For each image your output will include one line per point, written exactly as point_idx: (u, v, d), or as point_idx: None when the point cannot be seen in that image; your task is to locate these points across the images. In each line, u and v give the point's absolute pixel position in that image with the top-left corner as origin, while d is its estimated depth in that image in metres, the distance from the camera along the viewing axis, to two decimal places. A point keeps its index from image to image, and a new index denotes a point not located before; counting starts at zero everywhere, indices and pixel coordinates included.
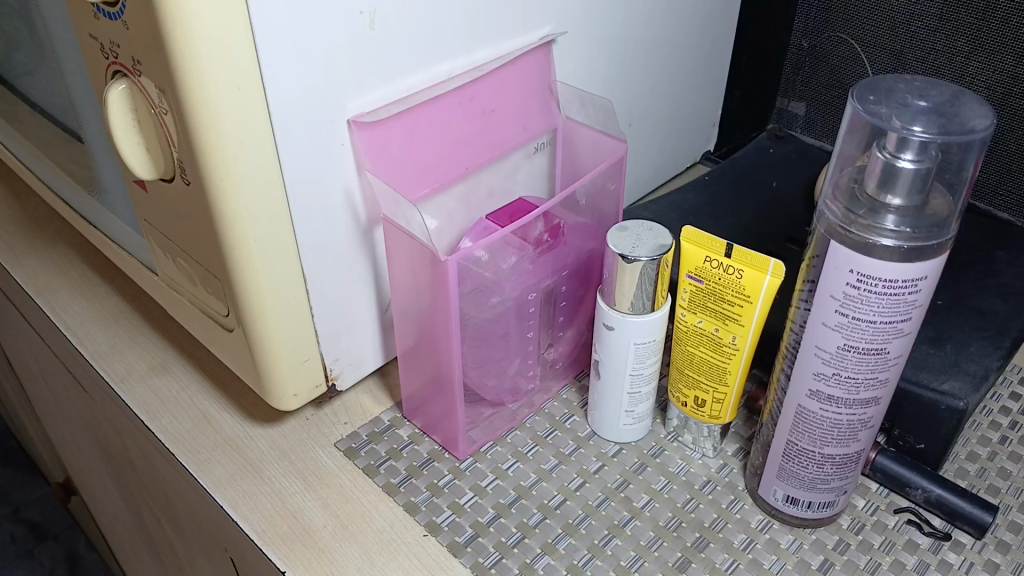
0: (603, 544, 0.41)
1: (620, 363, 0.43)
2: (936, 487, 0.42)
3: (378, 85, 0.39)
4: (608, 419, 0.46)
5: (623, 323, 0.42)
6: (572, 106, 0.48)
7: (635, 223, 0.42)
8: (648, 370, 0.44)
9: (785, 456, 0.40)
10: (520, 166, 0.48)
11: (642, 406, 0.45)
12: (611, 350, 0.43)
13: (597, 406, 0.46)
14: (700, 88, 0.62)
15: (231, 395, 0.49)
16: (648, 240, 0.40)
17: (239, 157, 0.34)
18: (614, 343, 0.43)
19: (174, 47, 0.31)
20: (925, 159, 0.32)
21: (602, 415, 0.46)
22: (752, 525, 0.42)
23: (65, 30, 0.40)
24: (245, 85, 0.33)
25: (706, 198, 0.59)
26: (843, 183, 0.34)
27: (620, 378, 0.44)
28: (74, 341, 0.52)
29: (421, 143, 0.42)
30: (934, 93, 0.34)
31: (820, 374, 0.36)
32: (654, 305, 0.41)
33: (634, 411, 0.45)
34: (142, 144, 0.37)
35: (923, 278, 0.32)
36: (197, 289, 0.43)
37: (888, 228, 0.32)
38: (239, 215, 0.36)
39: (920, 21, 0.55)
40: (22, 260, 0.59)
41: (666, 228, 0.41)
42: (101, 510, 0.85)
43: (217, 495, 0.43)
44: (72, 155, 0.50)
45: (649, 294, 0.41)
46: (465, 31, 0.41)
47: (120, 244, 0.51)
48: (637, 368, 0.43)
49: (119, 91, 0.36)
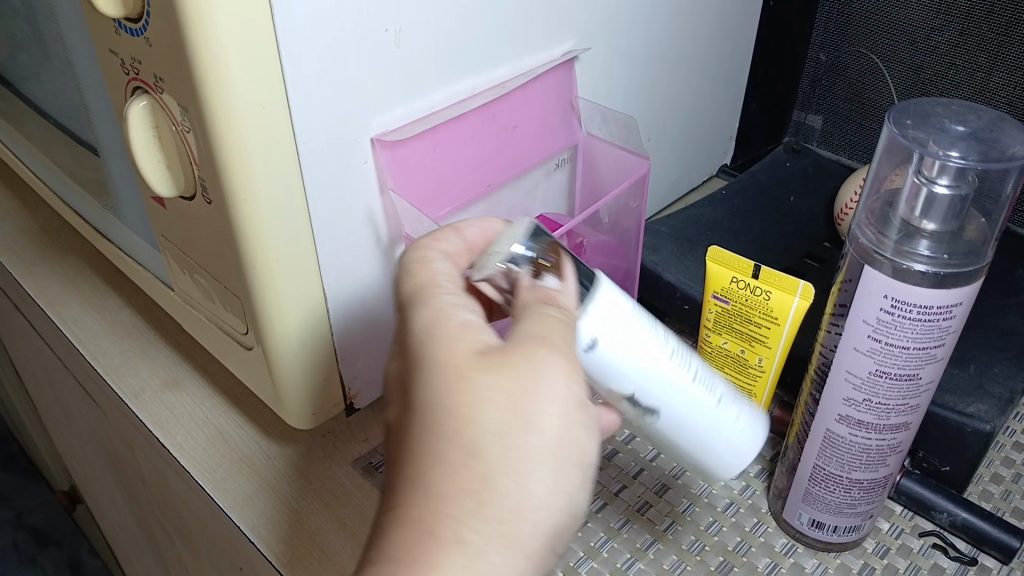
0: (625, 568, 0.41)
1: (685, 387, 0.35)
2: (963, 511, 0.41)
3: (403, 102, 0.38)
4: (728, 458, 0.37)
5: (631, 375, 0.34)
6: (594, 123, 0.48)
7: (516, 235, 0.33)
8: (677, 344, 0.35)
9: (811, 480, 0.40)
10: (541, 183, 0.48)
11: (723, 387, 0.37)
12: (670, 405, 0.35)
13: (715, 453, 0.37)
14: (719, 100, 0.61)
15: (247, 412, 0.49)
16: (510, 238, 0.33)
17: (262, 177, 0.34)
18: (657, 393, 0.34)
19: (201, 67, 0.30)
20: (962, 184, 0.31)
21: (724, 454, 0.37)
22: (776, 549, 0.42)
23: (82, 43, 0.40)
24: (269, 102, 0.32)
25: (723, 213, 0.58)
26: (876, 208, 0.34)
27: (702, 397, 0.35)
28: (86, 354, 0.52)
29: (444, 160, 0.41)
30: (973, 117, 0.33)
31: (850, 400, 0.36)
32: (561, 275, 0.32)
33: (732, 406, 0.37)
34: (163, 160, 0.37)
35: (958, 304, 0.32)
36: (215, 307, 0.43)
37: (922, 253, 0.31)
38: (260, 234, 0.35)
39: (941, 36, 0.54)
40: (33, 271, 0.58)
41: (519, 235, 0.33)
42: (107, 519, 0.85)
43: (234, 515, 0.43)
44: (85, 167, 0.49)
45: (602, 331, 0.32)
46: (489, 47, 0.41)
47: (133, 257, 0.50)
48: (692, 371, 0.35)
49: (139, 108, 0.35)
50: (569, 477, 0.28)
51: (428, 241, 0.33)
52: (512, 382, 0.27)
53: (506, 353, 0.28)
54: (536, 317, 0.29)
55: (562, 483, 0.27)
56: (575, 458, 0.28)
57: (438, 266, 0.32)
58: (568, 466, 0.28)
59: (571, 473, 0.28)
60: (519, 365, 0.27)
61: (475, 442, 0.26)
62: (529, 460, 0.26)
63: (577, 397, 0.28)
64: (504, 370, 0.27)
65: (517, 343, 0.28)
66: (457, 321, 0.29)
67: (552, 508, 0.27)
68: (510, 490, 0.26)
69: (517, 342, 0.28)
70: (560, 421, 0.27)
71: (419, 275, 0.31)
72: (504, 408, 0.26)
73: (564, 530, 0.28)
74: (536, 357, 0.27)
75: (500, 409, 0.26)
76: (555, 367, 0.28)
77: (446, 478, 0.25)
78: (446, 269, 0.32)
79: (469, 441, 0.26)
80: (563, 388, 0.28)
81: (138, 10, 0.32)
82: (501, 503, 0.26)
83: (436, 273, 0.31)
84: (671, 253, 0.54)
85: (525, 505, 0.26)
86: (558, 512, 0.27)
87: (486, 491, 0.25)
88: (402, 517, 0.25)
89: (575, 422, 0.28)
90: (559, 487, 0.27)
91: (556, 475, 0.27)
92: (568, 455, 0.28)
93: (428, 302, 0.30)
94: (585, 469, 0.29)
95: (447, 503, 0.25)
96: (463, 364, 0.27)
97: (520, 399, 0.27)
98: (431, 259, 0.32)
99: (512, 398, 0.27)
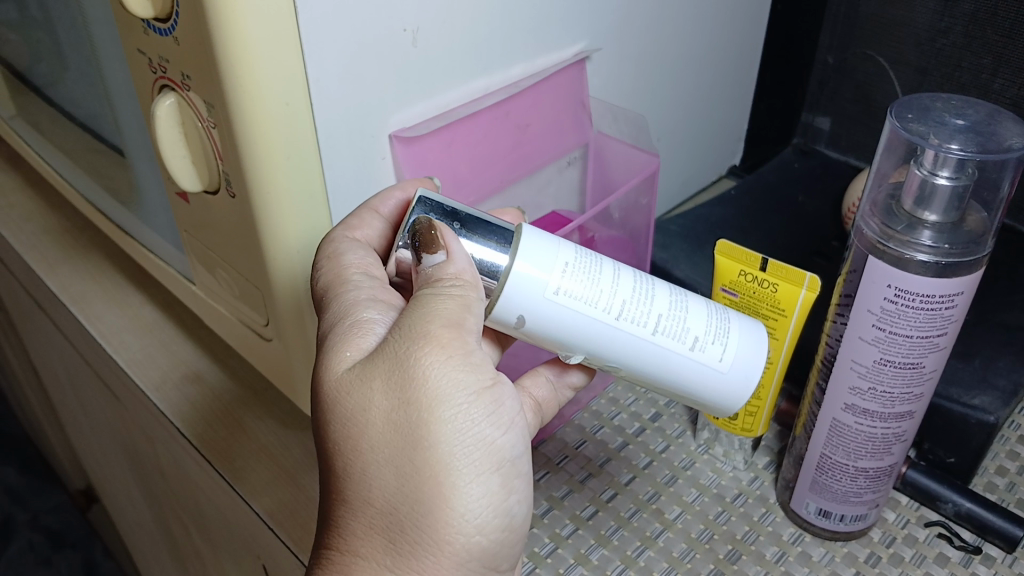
0: (635, 555, 0.42)
1: (637, 341, 0.34)
2: (967, 501, 0.42)
3: (419, 100, 0.40)
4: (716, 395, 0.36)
5: (573, 337, 0.33)
6: (605, 121, 0.49)
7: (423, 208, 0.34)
8: (623, 295, 0.34)
9: (818, 469, 0.41)
10: (552, 180, 0.49)
11: (698, 332, 0.35)
12: (628, 359, 0.34)
13: (703, 397, 0.36)
14: (727, 101, 0.62)
15: (266, 404, 0.50)
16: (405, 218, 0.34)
17: (285, 172, 0.35)
18: (607, 351, 0.34)
19: (227, 65, 0.31)
20: (962, 176, 0.32)
21: (714, 397, 0.36)
22: (784, 538, 0.43)
23: (110, 44, 0.41)
24: (292, 99, 0.34)
25: (732, 212, 0.59)
26: (880, 199, 0.35)
27: (668, 349, 0.34)
28: (110, 349, 0.53)
29: (458, 157, 0.43)
30: (971, 111, 0.34)
31: (856, 388, 0.37)
32: (442, 246, 0.32)
33: (712, 351, 0.35)
34: (189, 155, 0.38)
35: (960, 293, 0.32)
36: (236, 301, 0.44)
37: (924, 243, 0.32)
38: (282, 227, 0.37)
39: (946, 37, 0.54)
40: (57, 269, 0.60)
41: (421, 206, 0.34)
42: (124, 517, 0.86)
43: (253, 503, 0.44)
44: (108, 166, 0.50)
45: (521, 305, 0.32)
46: (503, 47, 0.42)
47: (154, 254, 0.51)
48: (647, 323, 0.34)
49: (166, 105, 0.36)
50: (481, 476, 0.30)
51: (343, 230, 0.35)
52: (388, 399, 0.28)
53: (373, 363, 0.29)
54: (418, 305, 0.30)
55: (472, 482, 0.29)
56: (481, 453, 0.30)
57: (348, 259, 0.34)
58: (474, 463, 0.29)
59: (481, 468, 0.30)
60: (389, 376, 0.29)
61: (365, 471, 0.29)
62: (422, 475, 0.28)
63: (462, 387, 0.29)
64: (377, 388, 0.29)
65: (385, 348, 0.29)
66: (354, 332, 0.31)
67: (470, 507, 0.29)
68: (409, 510, 0.28)
69: (385, 345, 0.29)
70: (445, 424, 0.29)
71: (328, 275, 0.34)
72: (385, 431, 0.28)
73: (495, 521, 0.30)
74: (406, 364, 0.29)
75: (382, 434, 0.28)
76: (429, 366, 0.29)
77: (349, 511, 0.29)
78: (356, 260, 0.34)
79: (361, 472, 0.29)
80: (440, 385, 0.29)
81: (168, 10, 0.34)
82: (408, 526, 0.28)
83: (345, 269, 0.34)
84: (680, 250, 0.55)
85: (431, 519, 0.28)
86: (479, 508, 0.30)
87: (386, 519, 0.28)
88: (326, 553, 0.29)
89: (469, 419, 0.29)
90: (470, 487, 0.29)
91: (463, 475, 0.29)
92: (471, 454, 0.29)
93: (330, 312, 0.32)
94: (497, 458, 0.30)
95: (354, 535, 0.29)
96: (340, 385, 0.29)
97: (397, 413, 0.28)
98: (341, 251, 0.34)
99: (390, 416, 0.28)
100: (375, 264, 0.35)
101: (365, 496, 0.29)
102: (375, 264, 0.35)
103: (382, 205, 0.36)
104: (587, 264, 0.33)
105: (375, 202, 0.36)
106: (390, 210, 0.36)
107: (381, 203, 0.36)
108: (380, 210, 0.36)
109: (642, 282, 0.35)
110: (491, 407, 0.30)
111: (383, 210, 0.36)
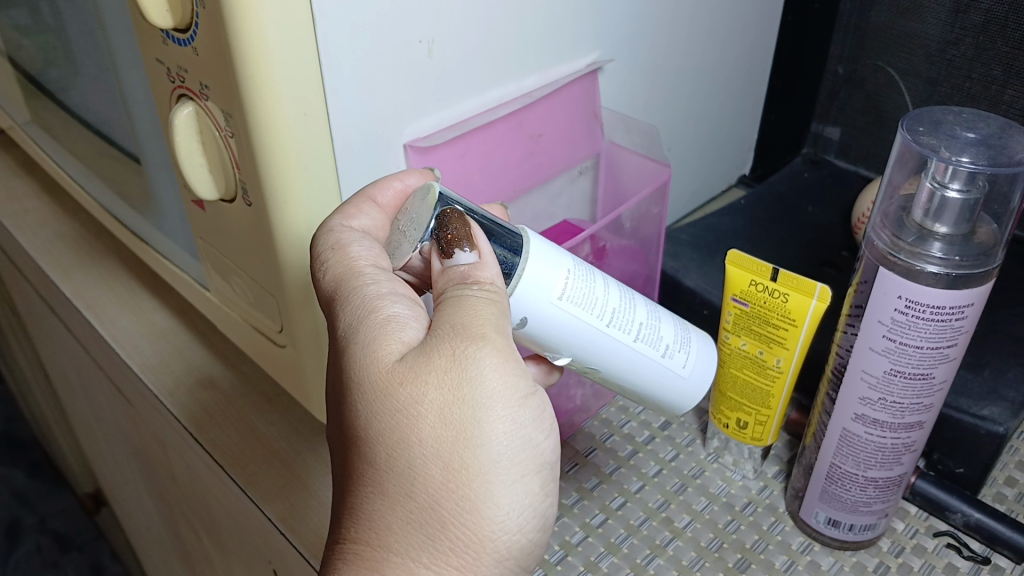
0: (645, 563, 0.42)
1: (621, 348, 0.36)
2: (976, 511, 0.42)
3: (434, 110, 0.40)
4: (688, 398, 0.39)
5: (567, 343, 0.35)
6: (616, 131, 0.50)
7: (422, 202, 0.33)
8: (613, 304, 0.35)
9: (828, 478, 0.41)
10: (564, 190, 0.50)
11: (668, 340, 0.38)
12: (609, 364, 0.36)
13: (663, 401, 0.39)
14: (737, 111, 0.62)
15: (278, 410, 0.50)
16: (419, 212, 0.33)
17: (302, 180, 0.35)
18: (596, 356, 0.36)
19: (246, 75, 0.32)
20: (973, 189, 0.33)
21: (672, 402, 0.39)
22: (793, 547, 0.43)
23: (129, 53, 0.41)
24: (310, 109, 0.34)
25: (741, 222, 0.59)
26: (891, 212, 0.35)
27: (645, 355, 0.37)
28: (123, 354, 0.53)
29: (472, 167, 0.43)
30: (982, 125, 0.35)
31: (866, 399, 0.37)
32: (474, 246, 0.31)
33: (677, 358, 0.38)
34: (206, 164, 0.38)
35: (970, 304, 0.33)
36: (249, 307, 0.44)
37: (934, 255, 0.33)
38: (299, 233, 0.37)
39: (956, 49, 0.54)
40: (71, 274, 0.60)
41: (429, 198, 0.33)
42: (132, 520, 0.87)
43: (266, 507, 0.44)
44: (122, 173, 0.51)
45: (529, 309, 0.33)
46: (518, 58, 0.43)
47: (168, 260, 0.52)
48: (631, 331, 0.36)
49: (185, 114, 0.37)
50: (525, 482, 0.29)
51: (339, 219, 0.35)
52: (444, 394, 0.28)
53: (427, 357, 0.29)
54: (456, 305, 0.30)
55: (518, 490, 0.29)
56: (530, 462, 0.30)
57: (356, 251, 0.33)
58: (522, 472, 0.29)
59: (527, 478, 0.30)
60: (446, 370, 0.28)
61: (413, 467, 0.28)
62: (475, 475, 0.28)
63: (515, 390, 0.29)
64: (431, 383, 0.28)
65: (439, 340, 0.29)
66: (390, 328, 0.30)
67: (514, 514, 0.29)
68: (456, 512, 0.28)
69: (437, 337, 0.29)
70: (499, 426, 0.29)
71: (338, 265, 0.33)
72: (438, 426, 0.28)
73: (534, 534, 0.30)
74: (463, 360, 0.28)
75: (434, 430, 0.28)
76: (486, 365, 0.29)
77: (388, 504, 0.28)
78: (365, 252, 0.33)
79: (407, 466, 0.28)
80: (492, 384, 0.29)
81: (188, 21, 0.34)
82: (452, 525, 0.28)
83: (356, 260, 0.33)
84: (690, 260, 0.56)
85: (477, 523, 0.28)
86: (522, 516, 0.29)
87: (430, 517, 0.28)
88: (352, 547, 0.28)
89: (522, 424, 0.29)
90: (515, 492, 0.29)
91: (512, 482, 0.29)
92: (520, 461, 0.29)
93: (354, 304, 0.31)
94: (542, 469, 0.30)
95: (391, 530, 0.28)
96: (390, 376, 0.29)
97: (452, 408, 0.28)
98: (346, 242, 0.33)
99: (444, 412, 0.28)
100: (382, 255, 0.34)
101: (408, 489, 0.28)
102: (382, 257, 0.34)
103: (379, 194, 0.36)
104: (585, 273, 0.35)
105: (373, 190, 0.36)
106: (388, 200, 0.36)
107: (378, 192, 0.36)
108: (376, 200, 0.36)
109: (626, 303, 0.36)
110: (540, 413, 0.30)
111: (382, 198, 0.36)
